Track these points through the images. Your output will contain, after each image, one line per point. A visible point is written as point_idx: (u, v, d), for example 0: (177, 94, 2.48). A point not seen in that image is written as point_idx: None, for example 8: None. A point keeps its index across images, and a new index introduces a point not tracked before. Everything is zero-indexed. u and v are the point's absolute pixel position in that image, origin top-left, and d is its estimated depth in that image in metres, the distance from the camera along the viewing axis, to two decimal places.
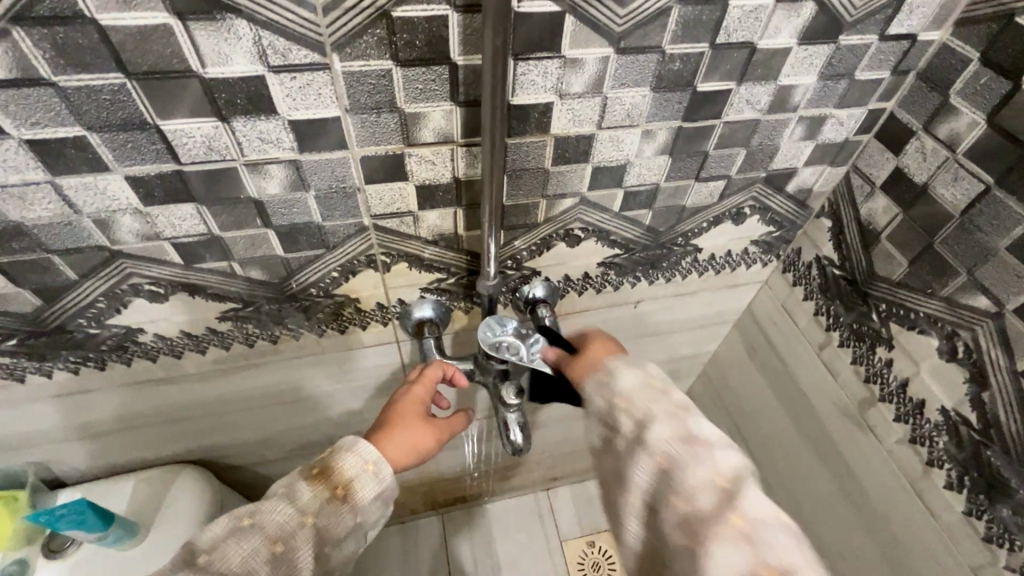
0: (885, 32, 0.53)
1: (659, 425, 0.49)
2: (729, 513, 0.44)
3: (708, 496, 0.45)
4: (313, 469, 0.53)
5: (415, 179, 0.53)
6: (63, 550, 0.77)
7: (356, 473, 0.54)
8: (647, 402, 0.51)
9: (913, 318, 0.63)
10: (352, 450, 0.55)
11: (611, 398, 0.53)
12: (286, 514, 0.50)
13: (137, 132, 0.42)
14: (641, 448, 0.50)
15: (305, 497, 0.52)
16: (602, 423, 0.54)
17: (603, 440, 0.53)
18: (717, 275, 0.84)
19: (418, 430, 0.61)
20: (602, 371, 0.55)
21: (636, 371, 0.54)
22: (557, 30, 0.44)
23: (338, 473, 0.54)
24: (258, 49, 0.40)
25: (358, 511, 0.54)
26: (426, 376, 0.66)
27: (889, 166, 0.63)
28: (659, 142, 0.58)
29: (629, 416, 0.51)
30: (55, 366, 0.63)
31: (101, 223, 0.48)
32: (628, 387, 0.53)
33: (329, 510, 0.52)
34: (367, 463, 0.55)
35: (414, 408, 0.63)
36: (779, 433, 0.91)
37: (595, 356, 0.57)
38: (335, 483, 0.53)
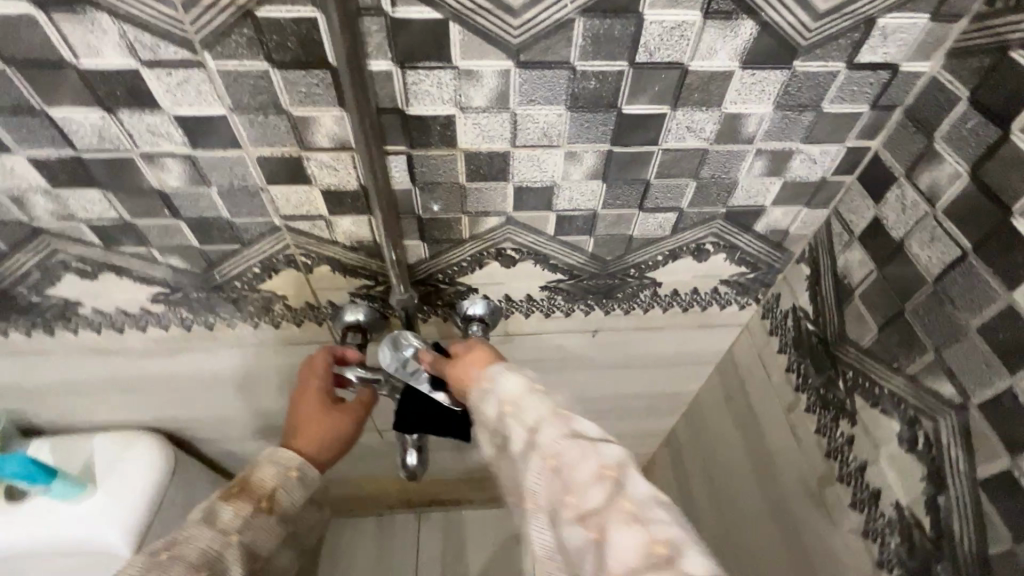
0: (854, 59, 0.45)
1: (546, 426, 0.47)
2: (618, 500, 0.41)
3: (599, 490, 0.42)
4: (232, 489, 0.53)
5: (319, 184, 0.52)
6: (21, 496, 0.81)
7: (279, 481, 0.55)
8: (532, 405, 0.48)
9: (877, 394, 0.54)
10: (269, 462, 0.56)
11: (499, 408, 0.50)
12: (208, 537, 0.49)
13: (29, 117, 0.44)
14: (532, 450, 0.46)
15: (228, 516, 0.51)
16: (494, 434, 0.51)
17: (499, 450, 0.50)
18: (686, 313, 0.76)
19: (328, 422, 0.60)
20: (484, 379, 0.53)
21: (519, 377, 0.51)
22: (442, 39, 0.41)
23: (259, 486, 0.54)
24: (126, 43, 0.39)
25: (285, 518, 0.55)
26: (314, 367, 0.62)
27: (869, 214, 0.54)
28: (588, 165, 0.53)
29: (519, 423, 0.48)
30: (8, 326, 0.67)
31: (16, 199, 0.51)
32: (512, 393, 0.50)
33: (254, 524, 0.52)
34: (289, 469, 0.56)
35: (316, 404, 0.61)
36: (746, 495, 0.83)
37: (473, 363, 0.55)
38: (258, 496, 0.53)
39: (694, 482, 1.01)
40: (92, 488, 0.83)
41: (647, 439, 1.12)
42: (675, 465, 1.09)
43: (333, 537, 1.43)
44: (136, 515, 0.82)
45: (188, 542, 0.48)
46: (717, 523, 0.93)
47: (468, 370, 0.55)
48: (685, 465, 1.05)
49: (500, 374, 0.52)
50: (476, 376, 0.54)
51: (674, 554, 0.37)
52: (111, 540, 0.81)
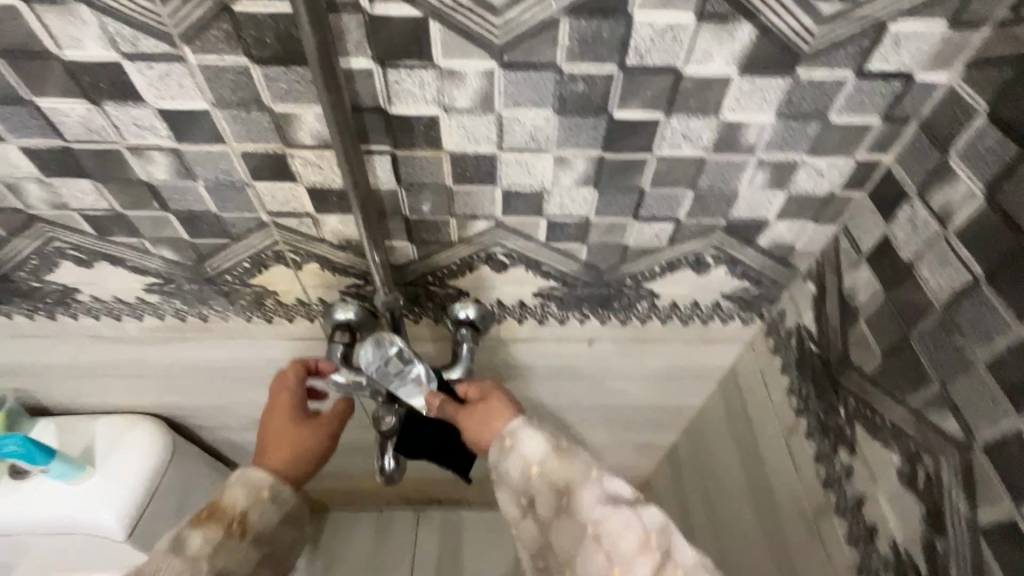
0: (863, 68, 0.43)
1: (580, 490, 0.47)
2: (665, 571, 0.43)
3: (644, 560, 0.43)
4: (201, 513, 0.54)
5: (304, 181, 0.51)
6: (25, 473, 0.84)
7: (251, 502, 0.56)
8: (562, 466, 0.49)
9: (878, 425, 0.52)
10: (240, 482, 0.57)
11: (525, 469, 0.50)
12: (177, 564, 0.50)
13: (18, 106, 0.44)
14: (566, 511, 0.47)
15: (196, 544, 0.52)
16: (518, 493, 0.50)
17: (519, 507, 0.50)
18: (685, 326, 0.73)
19: (297, 434, 0.61)
20: (503, 436, 0.52)
21: (542, 436, 0.51)
22: (422, 38, 0.40)
23: (229, 509, 0.55)
24: (107, 36, 0.39)
25: (259, 539, 0.56)
26: (281, 380, 0.65)
27: (878, 233, 0.51)
28: (578, 171, 0.51)
29: (548, 486, 0.49)
30: (12, 309, 0.69)
31: (10, 187, 0.52)
32: (538, 453, 0.50)
33: (225, 549, 0.53)
34: (261, 489, 0.57)
35: (284, 417, 0.62)
36: (740, 516, 0.81)
37: (489, 415, 0.55)
38: (229, 519, 0.54)
39: (690, 496, 0.99)
40: (92, 468, 0.85)
41: (648, 452, 1.10)
42: (674, 479, 1.06)
43: (333, 529, 1.44)
44: (131, 498, 0.84)
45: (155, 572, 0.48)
46: (712, 542, 0.91)
47: (484, 424, 0.55)
48: (684, 480, 1.02)
49: (521, 433, 0.52)
50: (492, 432, 0.54)
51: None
52: (105, 522, 0.82)
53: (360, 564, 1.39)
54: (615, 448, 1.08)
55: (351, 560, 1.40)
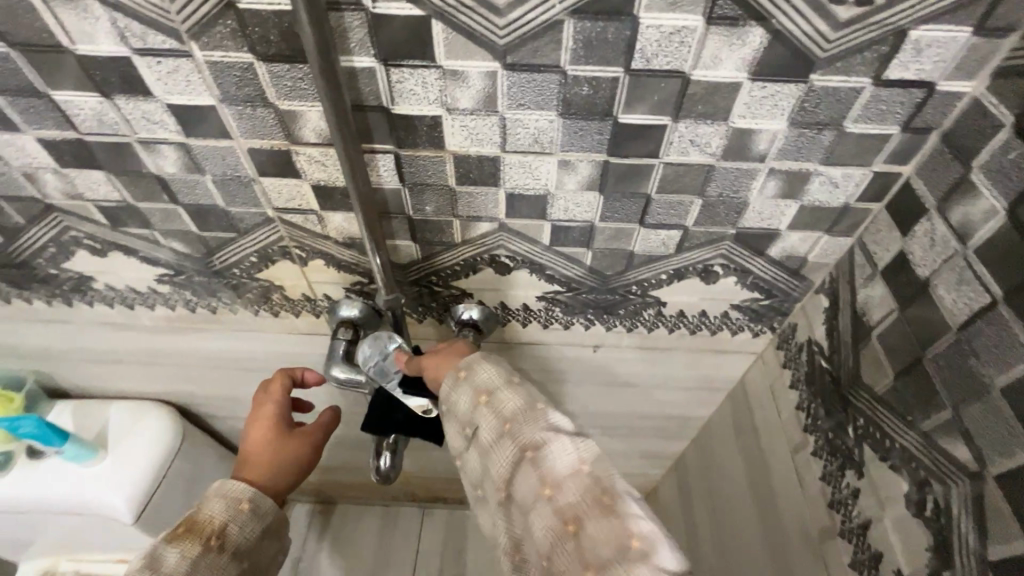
0: (881, 75, 0.41)
1: (524, 420, 0.43)
2: (596, 491, 0.38)
3: (575, 482, 0.39)
4: (176, 530, 0.51)
5: (308, 178, 0.51)
6: (41, 454, 0.86)
7: (229, 514, 0.54)
8: (509, 397, 0.45)
9: (887, 448, 0.50)
10: (218, 496, 0.55)
11: (473, 398, 0.47)
12: None
13: (35, 99, 0.45)
14: (506, 438, 0.43)
15: (173, 559, 0.48)
16: (463, 424, 0.47)
17: (463, 439, 0.47)
18: (693, 335, 0.71)
19: (281, 444, 0.63)
20: (461, 368, 0.50)
21: (498, 369, 0.49)
22: (425, 37, 0.39)
23: (205, 522, 0.52)
24: (117, 31, 0.40)
25: (239, 555, 0.53)
26: (270, 389, 0.67)
27: (895, 248, 0.49)
28: (583, 175, 0.50)
29: (493, 415, 0.45)
30: (31, 294, 0.71)
31: (29, 176, 0.53)
32: (487, 382, 0.47)
33: (204, 564, 0.49)
34: (240, 503, 0.55)
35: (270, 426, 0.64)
36: (744, 532, 0.79)
37: (451, 356, 0.53)
38: (206, 535, 0.51)
39: (696, 508, 0.97)
40: (103, 453, 0.87)
41: (655, 462, 1.08)
42: (681, 491, 1.04)
43: (339, 523, 1.46)
44: (140, 482, 0.86)
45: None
46: (717, 558, 0.88)
47: (440, 362, 0.52)
48: (690, 492, 1.00)
49: (477, 365, 0.50)
50: (447, 368, 0.51)
51: (649, 548, 0.35)
52: (117, 503, 0.85)
53: (365, 559, 1.41)
54: (621, 456, 1.07)
55: (355, 555, 1.41)
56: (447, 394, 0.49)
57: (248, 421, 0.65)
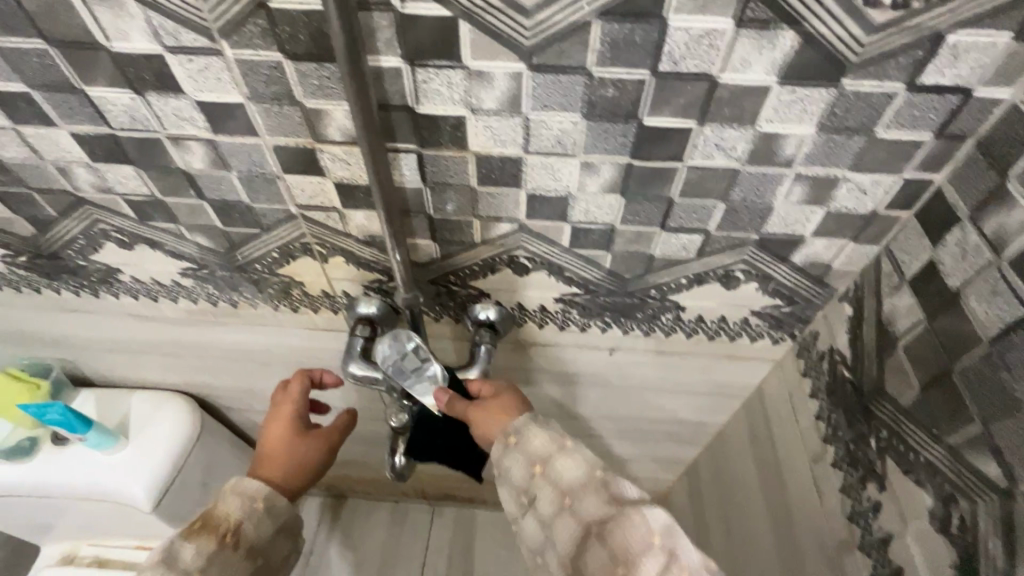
0: (915, 80, 0.40)
1: (585, 492, 0.46)
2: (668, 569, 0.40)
3: (650, 560, 0.40)
4: (194, 525, 0.55)
5: (332, 176, 0.52)
6: (63, 440, 0.88)
7: (244, 513, 0.57)
8: (565, 465, 0.48)
9: (911, 461, 0.49)
10: (234, 493, 0.58)
11: (529, 468, 0.49)
12: None
13: (70, 94, 0.47)
14: (567, 511, 0.46)
15: (189, 556, 0.53)
16: (519, 492, 0.50)
17: (521, 506, 0.49)
18: (711, 341, 0.70)
19: (297, 446, 0.63)
20: (510, 433, 0.53)
21: (546, 433, 0.51)
22: (452, 38, 0.40)
23: (223, 520, 0.56)
24: (151, 29, 0.41)
25: (252, 552, 0.57)
26: (287, 390, 0.66)
27: (924, 257, 0.48)
28: (605, 178, 0.50)
29: (551, 487, 0.48)
30: (60, 285, 0.73)
31: (61, 170, 0.54)
32: (540, 451, 0.50)
33: (219, 559, 0.54)
34: (255, 501, 0.58)
35: (288, 427, 0.64)
36: (757, 541, 0.78)
37: (497, 414, 0.55)
38: (222, 531, 0.55)
39: (708, 514, 0.96)
40: (124, 441, 0.89)
41: (667, 467, 1.07)
42: (693, 498, 1.03)
43: (350, 517, 1.47)
44: (159, 473, 0.87)
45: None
46: (728, 566, 0.87)
47: (489, 418, 0.55)
48: (702, 499, 0.99)
49: (524, 431, 0.52)
50: (497, 427, 0.54)
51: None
52: (136, 493, 0.86)
53: (375, 554, 1.42)
54: (633, 460, 1.06)
55: (365, 550, 1.43)
56: (497, 458, 0.52)
57: (265, 419, 0.65)
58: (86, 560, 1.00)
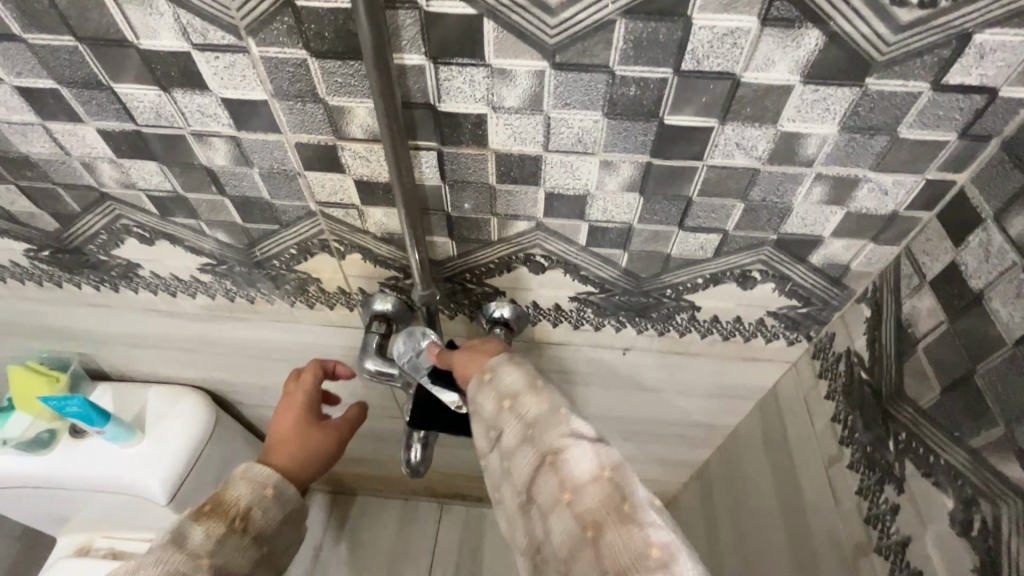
0: (941, 80, 0.40)
1: (548, 425, 0.44)
2: (616, 500, 0.39)
3: (596, 489, 0.40)
4: (203, 508, 0.53)
5: (352, 173, 0.52)
6: (82, 433, 0.90)
7: (255, 498, 0.56)
8: (531, 401, 0.46)
9: (931, 464, 0.49)
10: (244, 479, 0.57)
11: (496, 402, 0.48)
12: (177, 559, 0.47)
13: (98, 91, 0.47)
14: (528, 442, 0.44)
15: (198, 537, 0.50)
16: (485, 425, 0.48)
17: (486, 440, 0.48)
18: (726, 341, 0.70)
19: (307, 435, 0.66)
20: (484, 370, 0.50)
21: (521, 371, 0.49)
22: (476, 36, 0.40)
23: (231, 505, 0.54)
24: (180, 27, 0.42)
25: (259, 539, 0.55)
26: (300, 381, 0.71)
27: (946, 258, 0.48)
28: (624, 176, 0.50)
29: (517, 420, 0.46)
30: (81, 280, 0.74)
31: (87, 165, 0.55)
32: (509, 385, 0.48)
33: (227, 545, 0.51)
34: (265, 487, 0.57)
35: (300, 415, 0.67)
36: (770, 543, 0.77)
37: (478, 355, 0.53)
38: (230, 515, 0.53)
39: (720, 515, 0.96)
40: (140, 435, 0.90)
41: (677, 468, 1.07)
42: (703, 500, 1.02)
43: (358, 514, 1.48)
44: (173, 465, 0.88)
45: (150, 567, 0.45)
46: (740, 569, 0.87)
47: (468, 360, 0.53)
48: (713, 501, 0.98)
49: (500, 368, 0.50)
50: (476, 365, 0.52)
51: (669, 557, 0.36)
52: (149, 484, 0.87)
53: (383, 551, 1.42)
54: (644, 461, 1.06)
55: (373, 547, 1.43)
56: (472, 394, 0.50)
57: (278, 408, 0.69)
58: (100, 551, 1.02)
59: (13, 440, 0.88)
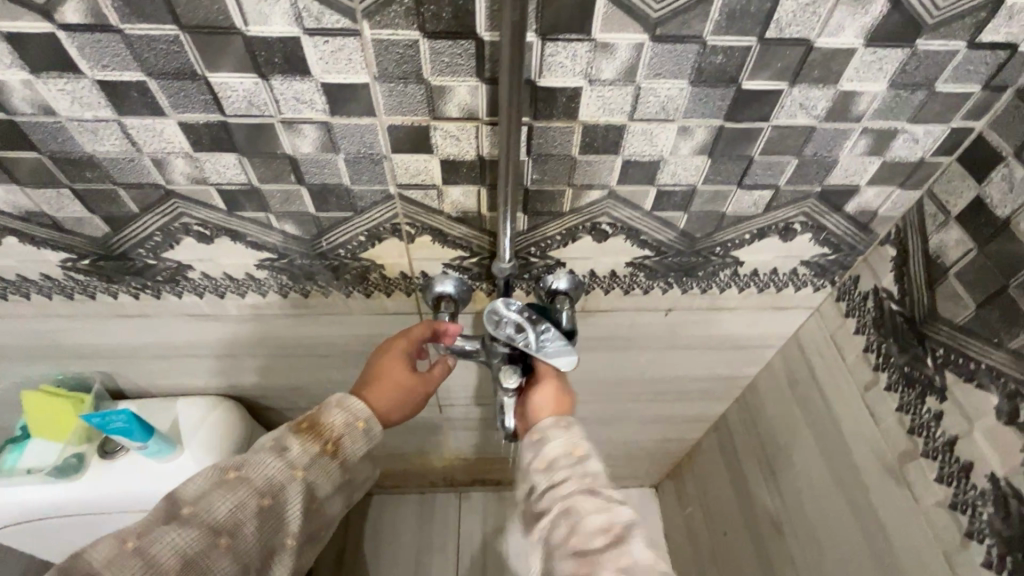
0: (976, 39, 0.47)
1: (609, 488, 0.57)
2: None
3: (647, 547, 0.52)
4: (302, 425, 0.63)
5: (439, 153, 0.54)
6: (115, 453, 0.85)
7: (346, 429, 0.64)
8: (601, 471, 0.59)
9: (972, 369, 0.58)
10: (341, 408, 0.65)
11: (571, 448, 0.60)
12: (278, 466, 0.60)
13: (189, 82, 0.47)
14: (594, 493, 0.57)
15: (297, 451, 0.61)
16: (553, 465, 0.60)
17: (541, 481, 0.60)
18: (760, 293, 0.77)
19: (403, 384, 0.69)
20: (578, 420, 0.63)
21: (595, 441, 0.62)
22: (588, 12, 0.43)
23: (327, 430, 0.63)
24: (294, 12, 0.42)
25: (344, 467, 0.65)
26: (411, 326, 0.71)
27: (970, 194, 0.56)
28: (696, 140, 0.55)
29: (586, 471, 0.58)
30: (119, 288, 0.71)
31: (157, 161, 0.54)
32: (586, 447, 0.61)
33: (316, 464, 0.62)
34: (358, 421, 0.65)
35: (400, 362, 0.70)
36: (804, 473, 0.85)
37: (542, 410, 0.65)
38: (325, 439, 0.63)
39: (744, 462, 1.04)
40: (180, 448, 0.87)
41: (697, 422, 1.15)
42: (726, 447, 1.10)
43: (379, 511, 1.47)
44: None
45: (254, 467, 0.59)
46: (774, 504, 0.95)
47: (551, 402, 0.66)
48: (737, 447, 1.06)
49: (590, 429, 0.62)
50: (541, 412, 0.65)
51: None
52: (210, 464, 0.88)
53: (410, 544, 1.43)
54: (667, 417, 1.13)
55: (399, 541, 1.44)
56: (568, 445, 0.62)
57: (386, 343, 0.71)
58: None
59: (43, 468, 0.83)
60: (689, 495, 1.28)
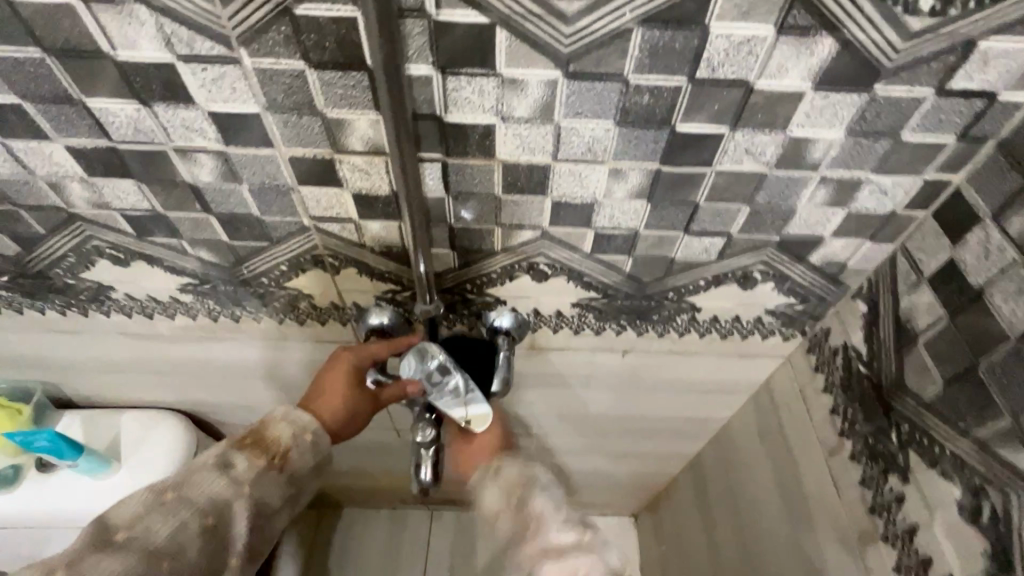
0: (945, 85, 0.40)
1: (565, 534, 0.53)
2: None
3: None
4: (245, 440, 0.57)
5: (350, 187, 0.50)
6: (51, 466, 0.83)
7: (293, 441, 0.58)
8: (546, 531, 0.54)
9: (937, 453, 0.51)
10: (287, 420, 0.59)
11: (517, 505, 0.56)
12: (221, 484, 0.54)
13: (67, 106, 0.43)
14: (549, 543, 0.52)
15: (241, 466, 0.56)
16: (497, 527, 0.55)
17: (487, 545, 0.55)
18: (724, 340, 0.71)
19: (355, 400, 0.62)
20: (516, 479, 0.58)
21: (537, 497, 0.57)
22: (488, 45, 0.38)
23: (273, 444, 0.58)
24: (162, 37, 0.38)
25: (294, 480, 0.59)
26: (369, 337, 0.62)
27: (943, 255, 0.49)
28: (632, 184, 0.49)
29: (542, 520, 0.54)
30: (44, 305, 0.68)
31: (54, 185, 0.51)
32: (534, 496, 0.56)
33: (264, 479, 0.57)
34: (304, 433, 0.59)
35: (352, 377, 0.62)
36: (769, 533, 0.79)
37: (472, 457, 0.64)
38: (272, 453, 0.58)
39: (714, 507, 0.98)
40: (117, 465, 0.85)
41: (670, 460, 1.09)
42: (699, 490, 1.04)
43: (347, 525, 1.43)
44: None
45: (193, 486, 0.53)
46: (740, 559, 0.89)
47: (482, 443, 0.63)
48: (708, 492, 1.00)
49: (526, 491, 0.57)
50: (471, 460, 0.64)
51: None
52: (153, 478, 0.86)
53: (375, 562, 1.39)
54: (637, 453, 1.07)
55: (364, 558, 1.40)
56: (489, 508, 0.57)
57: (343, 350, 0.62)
58: None
59: None
60: (664, 532, 1.22)
